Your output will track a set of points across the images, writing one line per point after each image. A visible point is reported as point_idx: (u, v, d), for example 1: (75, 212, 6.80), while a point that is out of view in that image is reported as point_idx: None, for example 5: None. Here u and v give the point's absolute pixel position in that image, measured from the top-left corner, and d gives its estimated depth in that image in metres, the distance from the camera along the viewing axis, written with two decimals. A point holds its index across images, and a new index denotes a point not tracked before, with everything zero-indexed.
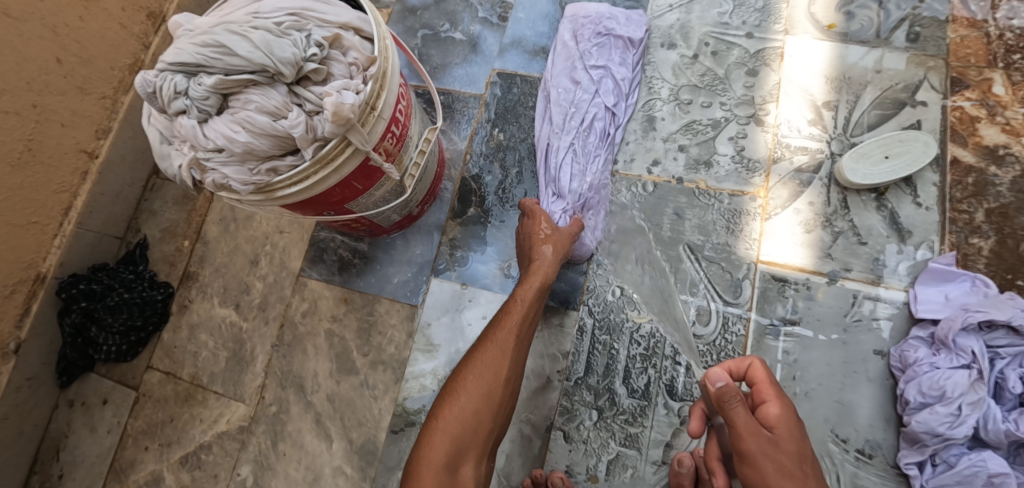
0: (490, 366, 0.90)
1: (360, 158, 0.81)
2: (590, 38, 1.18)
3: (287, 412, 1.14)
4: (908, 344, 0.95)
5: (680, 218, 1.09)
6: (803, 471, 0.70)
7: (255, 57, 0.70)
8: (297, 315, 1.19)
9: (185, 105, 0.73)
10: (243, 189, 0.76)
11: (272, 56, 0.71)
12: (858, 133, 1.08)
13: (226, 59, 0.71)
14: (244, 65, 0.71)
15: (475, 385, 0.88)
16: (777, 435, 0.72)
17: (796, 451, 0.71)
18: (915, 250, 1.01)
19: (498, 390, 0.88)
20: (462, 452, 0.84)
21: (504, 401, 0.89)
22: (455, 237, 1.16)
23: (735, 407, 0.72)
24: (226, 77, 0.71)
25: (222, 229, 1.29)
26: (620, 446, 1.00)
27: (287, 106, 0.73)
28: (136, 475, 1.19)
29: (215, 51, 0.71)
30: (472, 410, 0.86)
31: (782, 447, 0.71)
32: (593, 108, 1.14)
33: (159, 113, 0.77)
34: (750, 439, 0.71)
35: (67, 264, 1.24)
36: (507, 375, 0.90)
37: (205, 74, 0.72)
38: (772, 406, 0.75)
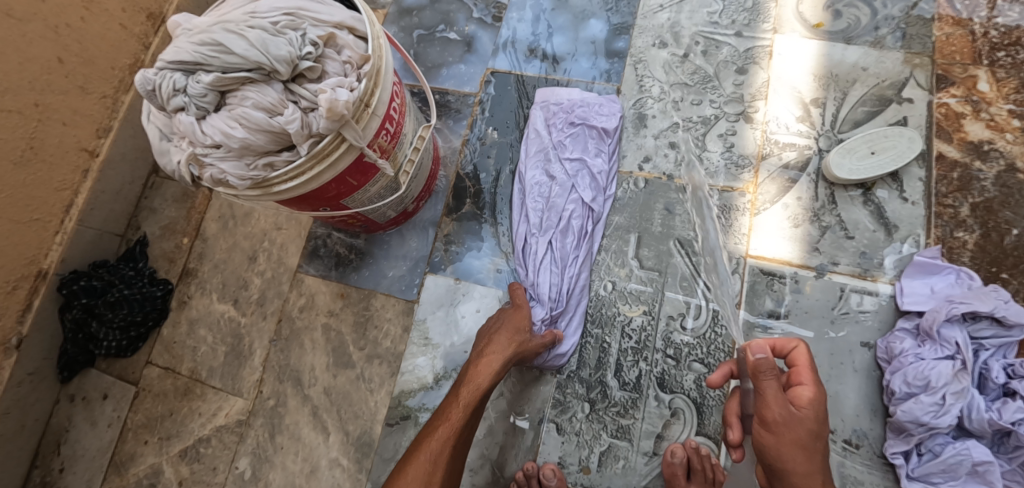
0: (442, 435, 0.90)
1: (354, 154, 0.83)
2: (562, 128, 1.17)
3: (285, 405, 1.16)
4: (894, 336, 0.97)
5: (670, 213, 1.11)
6: (815, 445, 0.76)
7: (251, 55, 0.72)
8: (294, 310, 1.21)
9: (183, 102, 0.74)
10: (240, 184, 0.78)
11: (268, 55, 0.72)
12: (846, 129, 1.10)
13: (224, 57, 0.72)
14: (241, 63, 0.73)
15: (426, 455, 0.88)
16: (801, 411, 0.77)
17: (812, 428, 0.76)
18: (901, 244, 1.03)
19: (447, 453, 0.88)
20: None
21: (451, 477, 0.89)
22: (449, 233, 1.18)
23: (768, 378, 0.78)
24: (223, 74, 0.73)
25: (221, 226, 1.31)
26: (612, 437, 1.02)
27: (282, 102, 0.74)
28: (135, 469, 1.21)
29: (212, 50, 0.72)
30: (422, 479, 0.86)
31: (803, 422, 0.76)
32: (570, 205, 1.11)
33: (159, 110, 0.79)
34: (770, 409, 0.77)
35: (69, 260, 1.26)
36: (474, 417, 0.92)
37: (203, 71, 0.74)
38: (806, 388, 0.79)
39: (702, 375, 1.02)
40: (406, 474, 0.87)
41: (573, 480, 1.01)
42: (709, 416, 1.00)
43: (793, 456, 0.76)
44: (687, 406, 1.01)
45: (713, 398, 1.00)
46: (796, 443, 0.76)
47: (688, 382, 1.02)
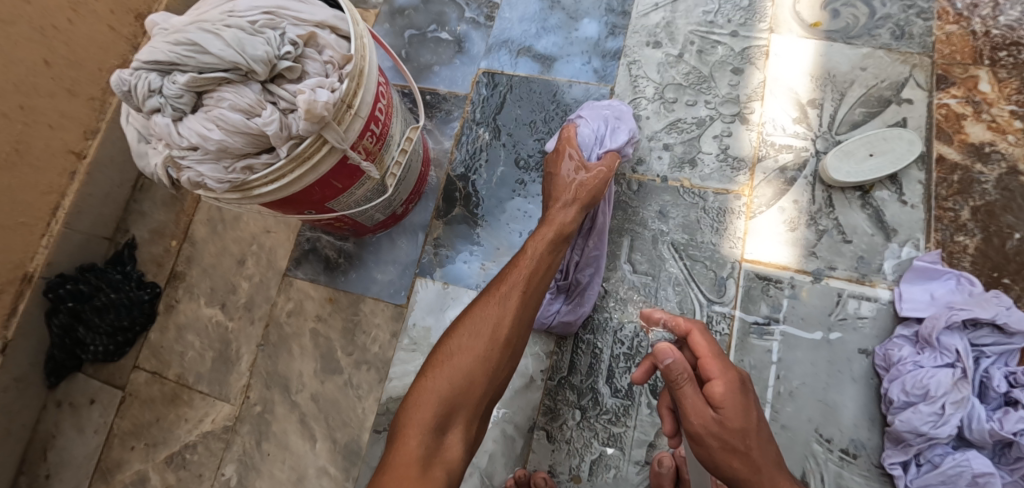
0: (501, 315, 0.86)
1: (337, 156, 0.81)
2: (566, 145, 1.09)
3: (272, 412, 1.14)
4: (892, 343, 0.95)
5: (664, 216, 1.08)
6: (746, 445, 0.73)
7: (227, 55, 0.70)
8: (283, 315, 1.19)
9: (159, 103, 0.72)
10: (219, 187, 0.76)
11: (245, 55, 0.70)
12: (843, 130, 1.07)
13: (199, 57, 0.70)
14: (217, 63, 0.71)
15: (474, 335, 0.85)
16: (723, 414, 0.73)
17: (739, 428, 0.73)
18: (900, 248, 1.01)
19: (510, 312, 0.86)
20: (454, 402, 0.81)
21: (502, 363, 0.85)
22: (439, 236, 1.16)
23: (683, 387, 0.74)
24: (199, 75, 0.71)
25: (209, 229, 1.29)
26: (604, 446, 1.00)
27: (260, 104, 0.72)
28: (122, 476, 1.19)
29: (188, 50, 0.70)
30: (474, 358, 0.83)
31: (726, 426, 0.72)
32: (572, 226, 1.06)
33: (135, 113, 0.76)
34: (699, 421, 0.74)
35: (55, 264, 1.24)
36: (507, 332, 0.85)
37: (179, 72, 0.71)
38: (716, 384, 0.74)
39: None
40: (448, 355, 0.84)
41: None
42: None
43: (739, 463, 0.73)
44: None
45: None
46: (734, 450, 0.73)
47: None
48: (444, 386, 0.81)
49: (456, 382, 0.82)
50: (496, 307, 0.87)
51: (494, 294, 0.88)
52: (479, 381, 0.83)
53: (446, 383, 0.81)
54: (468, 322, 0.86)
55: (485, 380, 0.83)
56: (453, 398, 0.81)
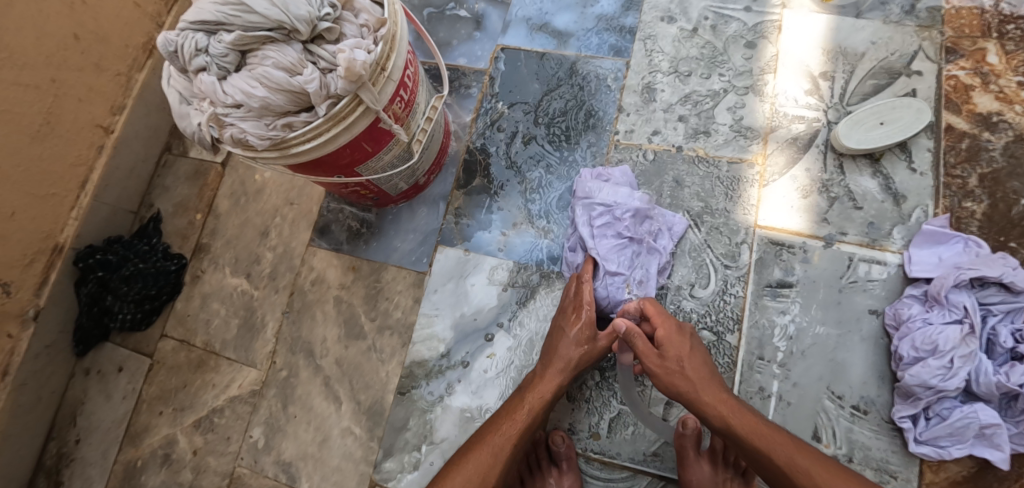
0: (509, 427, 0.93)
1: (370, 117, 0.84)
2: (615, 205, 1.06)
3: (297, 376, 1.17)
4: (901, 302, 0.98)
5: (679, 185, 1.12)
6: (684, 369, 0.91)
7: (272, 14, 0.73)
8: (306, 283, 1.22)
9: (205, 62, 0.76)
10: (259, 144, 0.79)
11: (289, 14, 0.74)
12: (854, 102, 1.10)
13: (245, 16, 0.73)
14: (262, 22, 0.74)
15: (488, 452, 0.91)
16: (664, 350, 0.92)
17: (677, 357, 0.92)
18: (909, 214, 1.04)
19: (508, 449, 0.91)
20: None
21: None
22: (459, 207, 1.19)
23: (636, 340, 0.93)
24: (244, 33, 0.74)
25: (233, 202, 1.33)
26: (622, 404, 1.03)
27: (302, 63, 0.76)
28: (150, 439, 1.23)
29: (233, 9, 0.73)
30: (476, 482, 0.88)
31: (667, 357, 0.92)
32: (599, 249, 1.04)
33: (179, 74, 0.80)
34: (649, 360, 0.93)
35: (84, 235, 1.27)
36: (503, 463, 0.90)
37: (225, 31, 0.75)
38: (659, 330, 0.94)
39: (710, 343, 1.03)
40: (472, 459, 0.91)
41: (583, 447, 1.03)
42: None
43: (681, 381, 0.91)
44: None
45: (722, 366, 1.02)
46: (673, 374, 0.91)
47: None
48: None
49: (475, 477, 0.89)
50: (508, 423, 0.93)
51: (487, 444, 0.91)
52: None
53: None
54: (484, 439, 0.92)
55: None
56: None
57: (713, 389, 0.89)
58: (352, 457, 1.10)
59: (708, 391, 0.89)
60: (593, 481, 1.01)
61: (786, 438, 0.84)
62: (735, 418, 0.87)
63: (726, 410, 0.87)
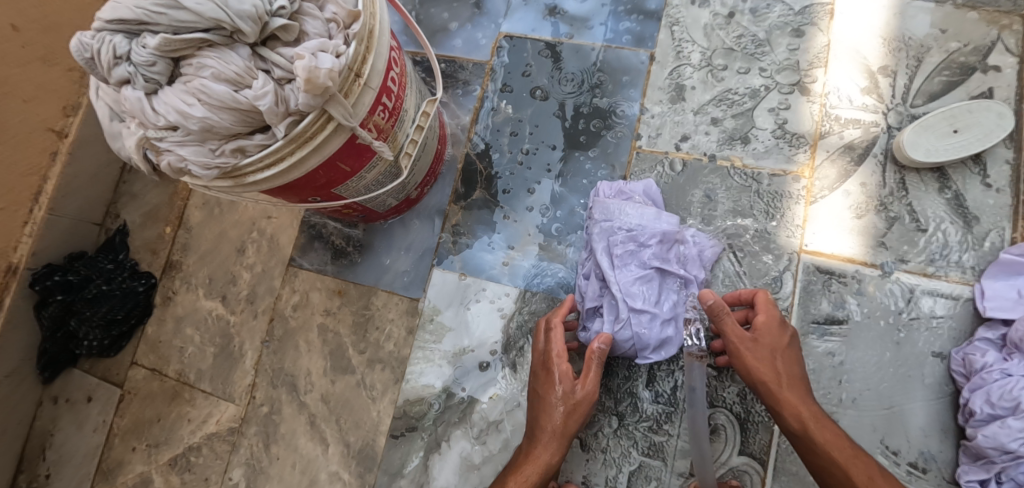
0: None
1: (344, 136, 0.69)
2: (634, 214, 0.93)
3: (279, 412, 1.05)
4: (973, 346, 0.84)
5: (711, 201, 0.96)
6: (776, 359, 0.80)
7: (205, 10, 0.57)
8: (287, 308, 1.09)
9: (129, 73, 0.60)
10: (205, 174, 0.64)
11: (228, 10, 0.57)
12: (919, 103, 0.94)
13: (171, 13, 0.57)
14: (194, 21, 0.58)
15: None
16: (757, 333, 0.82)
17: (773, 341, 0.81)
18: (982, 239, 0.89)
19: None
20: None
21: None
22: (458, 223, 1.05)
23: (725, 319, 0.83)
24: (172, 36, 0.58)
25: (206, 214, 1.19)
26: (643, 456, 0.90)
27: (250, 72, 0.60)
28: (124, 477, 1.12)
29: (156, 4, 0.57)
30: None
31: (761, 342, 0.81)
32: (621, 279, 0.90)
33: (105, 85, 0.65)
34: (739, 341, 0.82)
35: (41, 253, 1.14)
36: None
37: (149, 33, 0.59)
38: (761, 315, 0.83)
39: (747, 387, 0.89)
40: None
41: None
42: (754, 434, 0.88)
43: (766, 374, 0.80)
44: (730, 423, 0.89)
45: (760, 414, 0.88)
46: (770, 358, 0.80)
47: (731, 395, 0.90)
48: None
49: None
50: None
51: None
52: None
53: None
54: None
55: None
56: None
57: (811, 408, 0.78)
58: None
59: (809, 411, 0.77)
60: None
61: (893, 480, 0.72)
62: (818, 428, 0.76)
63: (827, 437, 0.75)
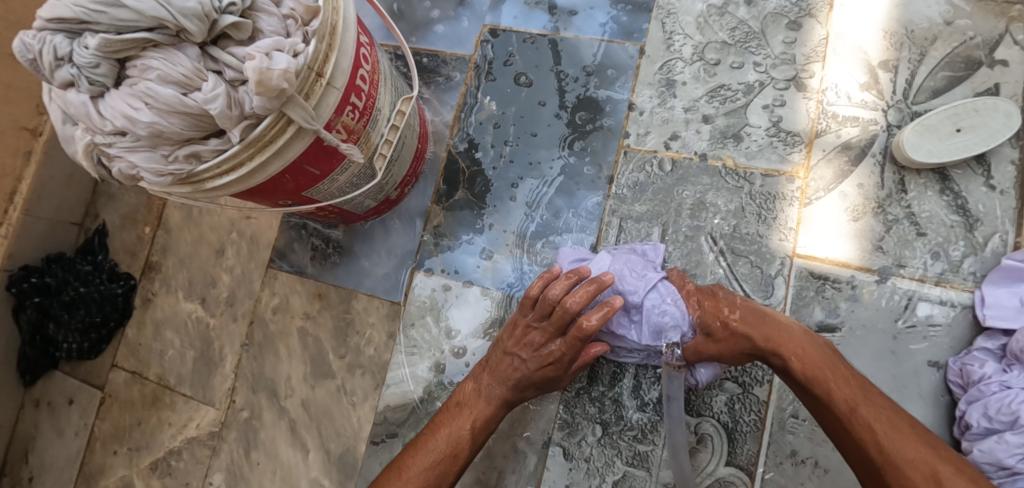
0: (459, 424, 0.82)
1: (307, 139, 0.65)
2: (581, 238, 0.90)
3: (259, 418, 1.04)
4: (971, 356, 0.80)
5: (701, 203, 0.93)
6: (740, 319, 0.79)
7: (147, 9, 0.53)
8: (267, 312, 1.07)
9: (71, 75, 0.56)
10: (159, 182, 0.61)
11: (171, 7, 0.54)
12: (921, 99, 0.90)
13: (111, 12, 0.53)
14: (136, 20, 0.54)
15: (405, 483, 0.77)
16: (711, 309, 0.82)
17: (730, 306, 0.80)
18: (984, 243, 0.85)
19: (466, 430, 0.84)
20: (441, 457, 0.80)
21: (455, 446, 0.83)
22: (440, 224, 1.01)
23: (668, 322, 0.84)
24: (114, 36, 0.54)
25: (185, 214, 1.16)
26: (627, 465, 0.87)
27: (199, 73, 0.56)
28: (105, 482, 1.11)
29: (95, 2, 0.53)
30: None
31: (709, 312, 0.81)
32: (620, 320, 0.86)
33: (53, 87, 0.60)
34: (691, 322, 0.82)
35: (17, 255, 1.11)
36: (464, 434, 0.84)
37: (90, 32, 0.55)
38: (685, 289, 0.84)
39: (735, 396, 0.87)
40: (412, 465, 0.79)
41: None
42: (742, 444, 0.85)
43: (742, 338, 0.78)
44: (718, 433, 0.86)
45: (748, 424, 0.85)
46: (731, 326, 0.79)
47: (719, 405, 0.87)
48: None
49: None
50: (443, 440, 0.81)
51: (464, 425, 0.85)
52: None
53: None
54: (408, 462, 0.79)
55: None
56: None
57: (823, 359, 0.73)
58: None
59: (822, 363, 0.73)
60: None
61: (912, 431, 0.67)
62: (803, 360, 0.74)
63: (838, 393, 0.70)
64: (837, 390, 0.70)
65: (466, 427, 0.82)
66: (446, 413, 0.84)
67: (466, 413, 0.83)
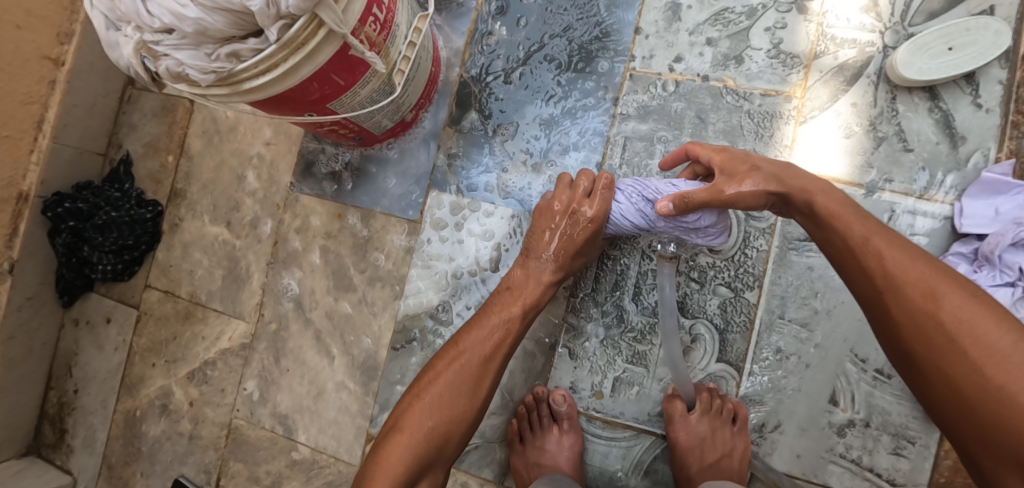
0: (514, 302, 0.89)
1: (336, 43, 0.71)
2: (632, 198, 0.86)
3: (287, 329, 1.12)
4: (946, 261, 0.88)
5: (702, 122, 0.97)
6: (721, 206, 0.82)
7: None
8: (290, 232, 1.13)
9: None
10: (202, 79, 0.66)
11: None
12: (918, 21, 0.93)
13: None
14: None
15: (461, 356, 0.84)
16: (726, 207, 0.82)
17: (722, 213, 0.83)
18: (967, 158, 0.90)
19: (471, 367, 0.84)
20: (447, 406, 0.81)
21: (473, 384, 0.83)
22: (453, 145, 1.07)
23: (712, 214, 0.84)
24: None
25: (206, 142, 1.20)
26: (627, 363, 0.96)
27: None
28: (146, 391, 1.20)
29: None
30: (434, 404, 0.81)
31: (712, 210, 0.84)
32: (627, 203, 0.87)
33: None
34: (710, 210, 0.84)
35: (50, 182, 1.17)
36: (473, 363, 0.84)
37: None
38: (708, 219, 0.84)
39: (727, 300, 0.94)
40: (467, 345, 0.85)
41: (584, 405, 0.97)
42: (732, 343, 0.93)
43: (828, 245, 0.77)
44: (709, 333, 0.94)
45: (738, 325, 0.93)
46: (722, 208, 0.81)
47: (712, 307, 0.94)
48: (400, 461, 0.76)
49: (433, 408, 0.81)
50: (498, 333, 0.87)
51: (451, 356, 0.85)
52: (454, 436, 0.82)
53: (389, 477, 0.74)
54: (445, 360, 0.85)
55: (452, 411, 0.81)
56: (426, 450, 0.78)
57: (857, 212, 0.75)
58: (348, 411, 1.07)
59: (840, 214, 0.75)
60: (595, 439, 0.96)
61: (937, 270, 0.67)
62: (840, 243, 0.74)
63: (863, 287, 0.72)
64: (861, 282, 0.72)
65: (515, 308, 0.89)
66: (495, 299, 0.90)
67: (517, 293, 0.90)
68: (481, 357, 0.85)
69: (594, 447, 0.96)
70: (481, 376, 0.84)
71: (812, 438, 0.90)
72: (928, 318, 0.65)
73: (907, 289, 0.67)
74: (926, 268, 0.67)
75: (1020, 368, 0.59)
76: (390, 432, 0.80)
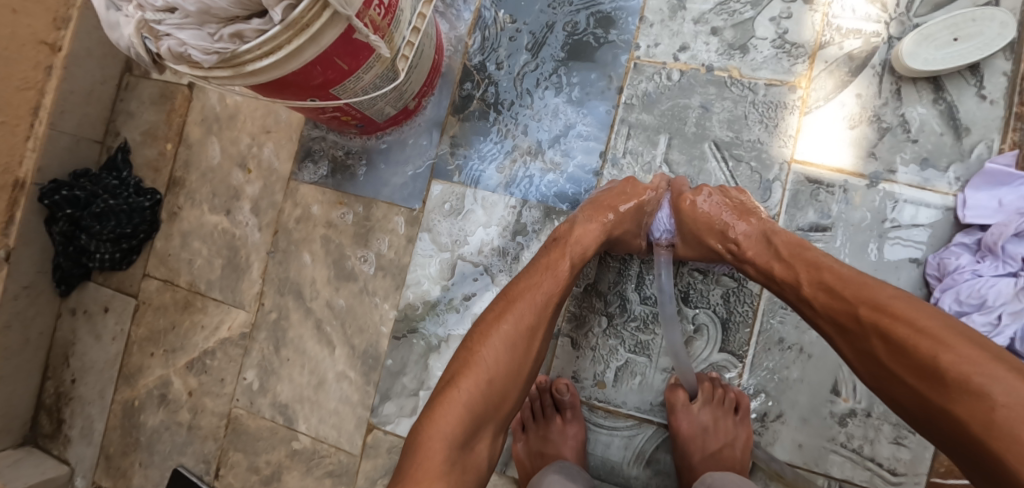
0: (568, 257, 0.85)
1: (339, 26, 0.70)
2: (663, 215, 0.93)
3: (287, 318, 1.11)
4: (948, 251, 0.88)
5: (707, 112, 0.97)
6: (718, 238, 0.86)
7: None
8: (290, 221, 1.12)
9: None
10: (204, 60, 0.66)
11: None
12: (923, 12, 0.92)
13: None
14: None
15: (520, 311, 0.79)
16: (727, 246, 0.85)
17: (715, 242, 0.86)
18: (971, 149, 0.90)
19: (527, 321, 0.79)
20: (506, 362, 0.76)
21: (533, 340, 0.79)
22: (456, 134, 1.06)
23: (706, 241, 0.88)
24: None
25: (205, 130, 1.19)
26: (630, 353, 0.96)
27: None
28: (144, 380, 1.19)
29: None
30: (491, 359, 0.75)
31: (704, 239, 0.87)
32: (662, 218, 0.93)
33: None
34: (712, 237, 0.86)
35: (46, 169, 1.16)
36: (531, 319, 0.79)
37: None
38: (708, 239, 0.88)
39: (730, 290, 0.94)
40: (521, 296, 0.81)
41: (587, 395, 0.97)
42: (735, 333, 0.93)
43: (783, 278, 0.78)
44: (712, 323, 0.94)
45: (741, 315, 0.93)
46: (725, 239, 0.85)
47: (715, 297, 0.94)
48: (453, 421, 0.71)
49: (489, 364, 0.75)
50: (548, 283, 0.82)
51: (506, 309, 0.80)
52: (511, 392, 0.77)
53: (444, 441, 0.69)
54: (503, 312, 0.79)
55: (508, 366, 0.76)
56: (483, 408, 0.73)
57: (810, 263, 0.75)
58: (349, 401, 1.07)
59: (784, 260, 0.78)
60: (597, 429, 0.96)
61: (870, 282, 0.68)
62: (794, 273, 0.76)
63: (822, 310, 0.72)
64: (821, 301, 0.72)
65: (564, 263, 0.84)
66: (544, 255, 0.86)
67: (564, 247, 0.86)
68: (537, 313, 0.80)
69: (597, 436, 0.96)
70: (537, 331, 0.80)
71: (814, 428, 0.90)
72: (879, 316, 0.64)
73: (848, 313, 0.68)
74: (857, 298, 0.68)
75: (1005, 403, 0.54)
76: (443, 386, 0.74)
